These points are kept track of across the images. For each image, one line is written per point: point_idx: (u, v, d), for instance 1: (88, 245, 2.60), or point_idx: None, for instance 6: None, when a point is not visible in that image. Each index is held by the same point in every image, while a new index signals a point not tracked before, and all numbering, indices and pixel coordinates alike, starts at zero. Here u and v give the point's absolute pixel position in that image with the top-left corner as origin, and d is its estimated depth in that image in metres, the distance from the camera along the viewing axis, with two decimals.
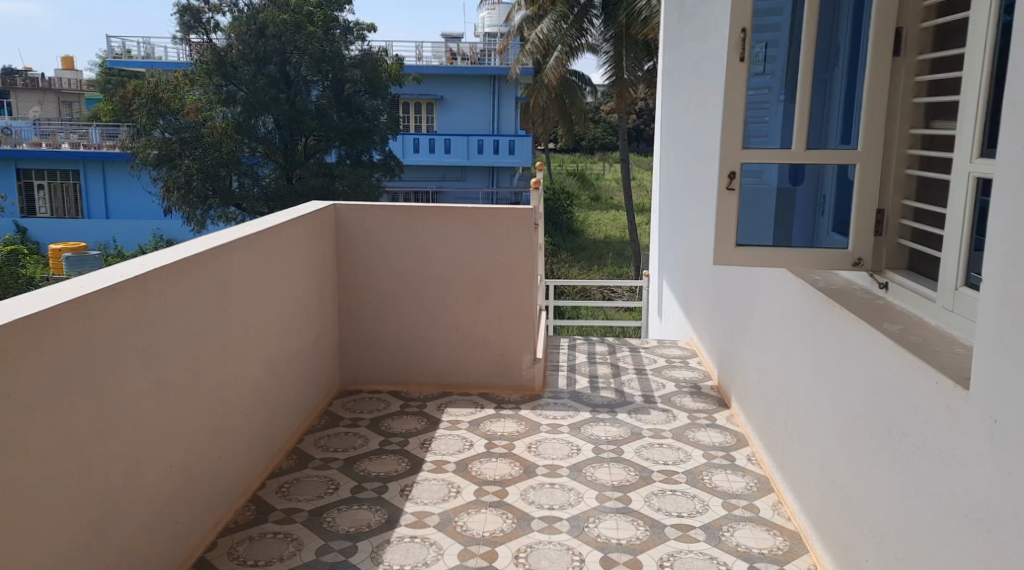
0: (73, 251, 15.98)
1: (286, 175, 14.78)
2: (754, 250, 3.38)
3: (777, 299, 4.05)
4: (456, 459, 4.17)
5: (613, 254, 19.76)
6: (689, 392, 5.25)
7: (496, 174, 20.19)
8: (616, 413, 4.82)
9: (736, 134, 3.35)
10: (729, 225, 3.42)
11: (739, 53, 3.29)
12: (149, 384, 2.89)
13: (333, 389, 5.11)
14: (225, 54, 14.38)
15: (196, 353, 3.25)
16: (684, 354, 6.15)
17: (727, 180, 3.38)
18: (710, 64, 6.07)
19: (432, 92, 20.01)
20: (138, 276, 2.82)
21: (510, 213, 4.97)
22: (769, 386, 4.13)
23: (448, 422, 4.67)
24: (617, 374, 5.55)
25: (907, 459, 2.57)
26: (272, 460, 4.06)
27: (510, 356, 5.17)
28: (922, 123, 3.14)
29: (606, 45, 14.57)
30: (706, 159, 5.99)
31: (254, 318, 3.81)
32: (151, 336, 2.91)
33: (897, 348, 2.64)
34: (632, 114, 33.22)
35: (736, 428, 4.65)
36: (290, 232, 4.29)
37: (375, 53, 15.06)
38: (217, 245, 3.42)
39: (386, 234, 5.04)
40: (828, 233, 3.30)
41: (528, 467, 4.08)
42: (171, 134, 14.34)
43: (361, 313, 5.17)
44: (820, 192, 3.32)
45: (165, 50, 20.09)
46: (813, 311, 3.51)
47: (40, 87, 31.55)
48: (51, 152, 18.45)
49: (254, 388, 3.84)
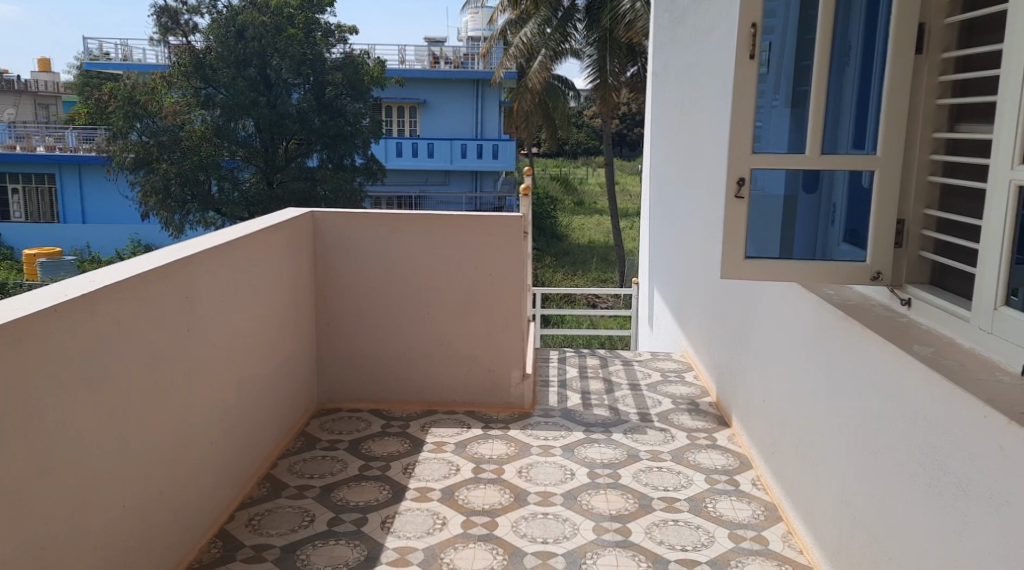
0: (49, 255, 15.56)
1: (267, 180, 14.43)
2: (765, 263, 3.12)
3: (784, 314, 3.80)
4: (441, 486, 3.87)
5: (597, 258, 19.58)
6: (687, 409, 4.99)
7: (479, 178, 19.95)
8: (612, 433, 4.55)
9: (745, 138, 3.09)
10: (737, 237, 3.15)
11: (749, 50, 3.02)
12: (100, 414, 2.57)
13: (310, 408, 4.79)
14: (203, 56, 14.09)
15: (155, 378, 2.94)
16: (680, 368, 5.88)
17: (736, 188, 3.11)
18: (705, 65, 5.81)
19: (415, 95, 19.71)
20: (82, 294, 2.48)
21: (498, 222, 4.69)
22: (776, 407, 3.88)
23: (433, 444, 4.38)
24: (610, 390, 5.28)
25: (947, 499, 2.32)
26: (242, 488, 3.75)
27: (497, 371, 4.89)
28: (945, 127, 2.89)
29: (589, 49, 14.31)
30: (702, 167, 5.76)
31: (222, 335, 3.51)
32: (98, 364, 2.57)
33: (936, 376, 2.38)
34: (616, 119, 33.11)
35: (739, 449, 4.39)
36: (261, 241, 3.97)
37: (356, 56, 14.73)
38: (179, 258, 3.12)
39: (366, 243, 4.75)
40: (842, 245, 3.06)
41: (519, 495, 3.80)
42: (148, 137, 13.96)
43: (339, 327, 4.87)
44: (831, 200, 3.07)
45: (143, 52, 19.72)
46: (827, 328, 3.27)
47: (16, 90, 30.90)
48: (26, 155, 17.96)
49: (223, 413, 3.54)
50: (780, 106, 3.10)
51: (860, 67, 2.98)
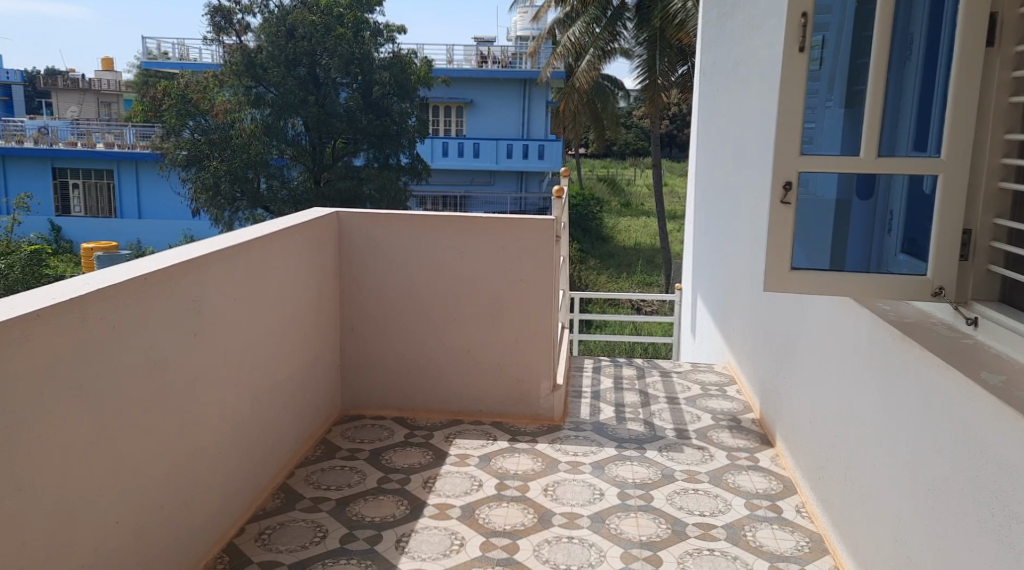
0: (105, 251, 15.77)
1: (315, 179, 14.48)
2: (814, 275, 2.85)
3: (832, 331, 3.51)
4: (461, 503, 3.68)
5: (643, 261, 19.19)
6: (727, 426, 4.70)
7: (525, 178, 19.76)
8: (646, 451, 4.29)
9: (792, 138, 2.82)
10: (783, 246, 2.88)
11: (798, 43, 2.75)
12: (88, 426, 2.43)
13: (332, 414, 4.65)
14: (255, 56, 14.00)
15: (155, 387, 2.80)
16: (721, 381, 5.57)
17: (781, 193, 2.86)
18: (755, 60, 5.49)
19: (462, 95, 19.59)
20: (73, 298, 2.35)
21: (528, 227, 4.48)
22: (823, 429, 3.59)
23: (457, 457, 4.18)
24: (646, 403, 5.02)
25: (1016, 551, 2.03)
26: (255, 499, 3.61)
27: (527, 381, 4.67)
28: (1019, 127, 2.58)
29: (639, 49, 13.93)
30: (748, 172, 5.47)
31: (235, 340, 3.37)
32: (89, 374, 2.43)
33: (1006, 411, 2.08)
34: (668, 120, 32.52)
35: (782, 472, 4.10)
36: (281, 243, 3.83)
37: (405, 55, 14.59)
38: (187, 261, 2.98)
39: (393, 245, 4.58)
40: (901, 255, 2.78)
41: (544, 515, 3.58)
42: (199, 136, 14.31)
43: (363, 332, 4.71)
44: (887, 206, 2.80)
45: (199, 52, 20.03)
46: (883, 348, 2.97)
47: (80, 88, 32.63)
48: (86, 151, 18.29)
49: (234, 421, 3.40)
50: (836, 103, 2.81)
51: (922, 63, 2.71)
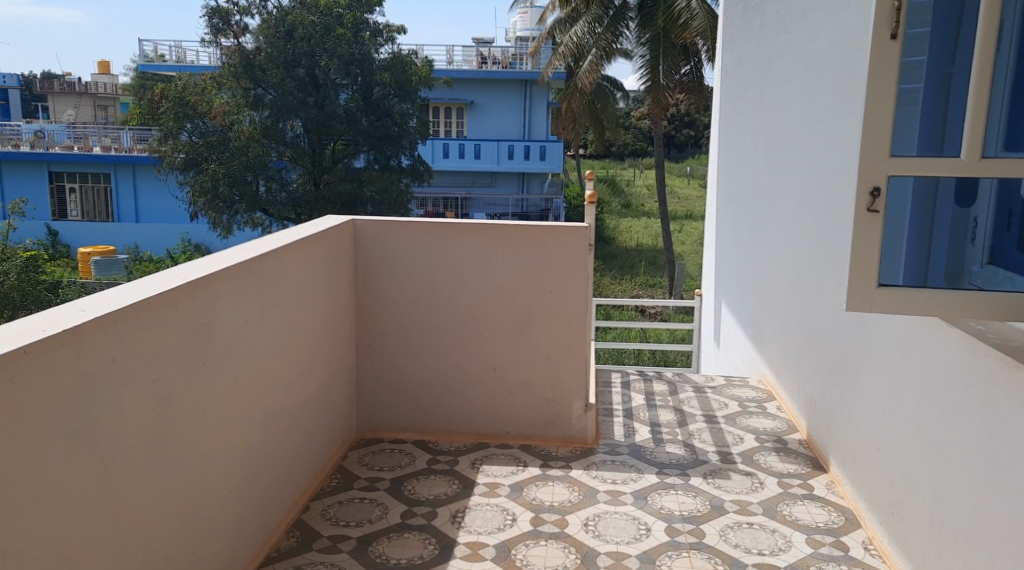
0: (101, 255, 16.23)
1: (315, 181, 14.18)
2: (907, 293, 2.39)
3: (909, 352, 3.18)
4: (496, 541, 3.34)
5: (646, 262, 18.84)
6: (773, 448, 4.37)
7: (526, 180, 19.45)
8: (690, 477, 3.96)
9: (880, 136, 2.34)
10: (869, 260, 2.40)
11: (891, 27, 2.28)
12: (86, 474, 2.09)
13: (348, 439, 4.30)
14: (254, 58, 13.67)
15: (160, 424, 2.45)
16: (759, 397, 5.23)
17: (868, 200, 2.37)
18: (795, 55, 5.15)
19: (462, 96, 19.25)
20: (63, 330, 1.99)
21: (558, 234, 4.14)
22: (896, 460, 3.27)
23: (486, 486, 3.85)
24: (683, 422, 4.68)
25: None
26: (268, 538, 3.27)
27: (558, 402, 4.33)
28: None
29: (641, 49, 13.57)
30: (789, 174, 5.16)
31: (246, 365, 3.04)
32: (82, 418, 2.07)
33: None
34: (667, 120, 32.25)
35: (841, 501, 3.77)
36: (292, 257, 3.47)
37: (405, 55, 14.22)
38: (194, 280, 2.64)
39: (413, 256, 4.25)
40: (978, 266, 2.41)
41: (587, 555, 3.25)
42: (198, 138, 13.85)
43: (381, 349, 4.37)
44: (970, 212, 2.47)
45: (196, 54, 19.69)
46: (982, 375, 2.63)
47: (76, 91, 32.24)
48: (83, 155, 17.90)
49: (244, 454, 3.05)
50: (923, 90, 2.38)
51: (1016, 50, 2.31)
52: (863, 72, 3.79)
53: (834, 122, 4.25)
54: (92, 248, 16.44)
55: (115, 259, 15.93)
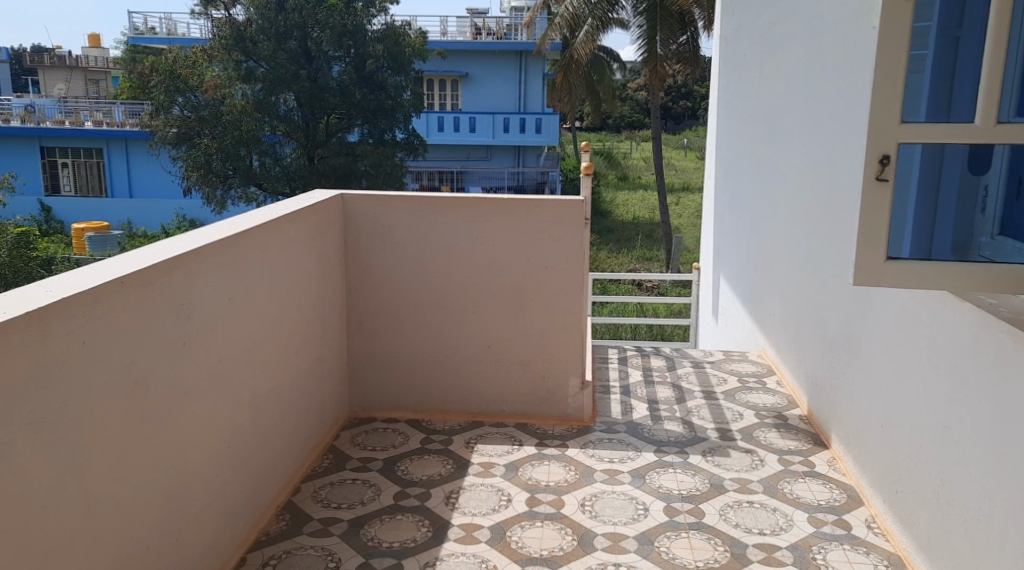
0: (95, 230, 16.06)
1: (308, 156, 13.85)
2: (918, 268, 2.23)
3: (915, 326, 3.09)
4: (491, 522, 3.26)
5: (642, 236, 18.69)
6: (774, 425, 4.29)
7: (522, 153, 19.27)
8: (689, 455, 3.88)
9: (890, 100, 2.16)
10: (878, 232, 2.24)
11: None
12: (57, 463, 1.99)
13: (340, 418, 4.22)
14: (245, 30, 13.36)
15: (137, 407, 2.35)
16: (759, 372, 5.15)
17: (876, 167, 2.20)
18: (798, 21, 5.01)
19: (456, 68, 19.01)
20: (26, 312, 1.87)
21: (551, 207, 4.02)
22: (902, 437, 3.18)
23: (480, 465, 3.77)
24: (682, 399, 4.59)
25: None
26: (256, 523, 3.18)
27: (554, 379, 4.25)
28: None
29: (638, 20, 13.26)
30: (792, 144, 5.05)
31: (229, 345, 2.93)
32: (52, 404, 1.97)
33: None
34: (664, 91, 31.97)
35: (843, 479, 3.70)
36: (276, 233, 3.34)
37: (398, 26, 13.95)
38: (169, 258, 2.51)
39: (404, 231, 4.13)
40: (987, 237, 2.35)
41: (585, 537, 3.17)
42: (190, 112, 13.76)
43: (372, 327, 4.27)
44: (982, 180, 2.38)
45: (187, 26, 19.37)
46: (995, 353, 2.53)
47: (67, 65, 31.84)
48: (74, 129, 17.67)
49: (228, 438, 2.95)
50: (930, 56, 2.25)
51: None
52: (870, 36, 3.66)
53: (839, 90, 4.13)
54: (86, 225, 16.29)
55: (109, 235, 15.77)
